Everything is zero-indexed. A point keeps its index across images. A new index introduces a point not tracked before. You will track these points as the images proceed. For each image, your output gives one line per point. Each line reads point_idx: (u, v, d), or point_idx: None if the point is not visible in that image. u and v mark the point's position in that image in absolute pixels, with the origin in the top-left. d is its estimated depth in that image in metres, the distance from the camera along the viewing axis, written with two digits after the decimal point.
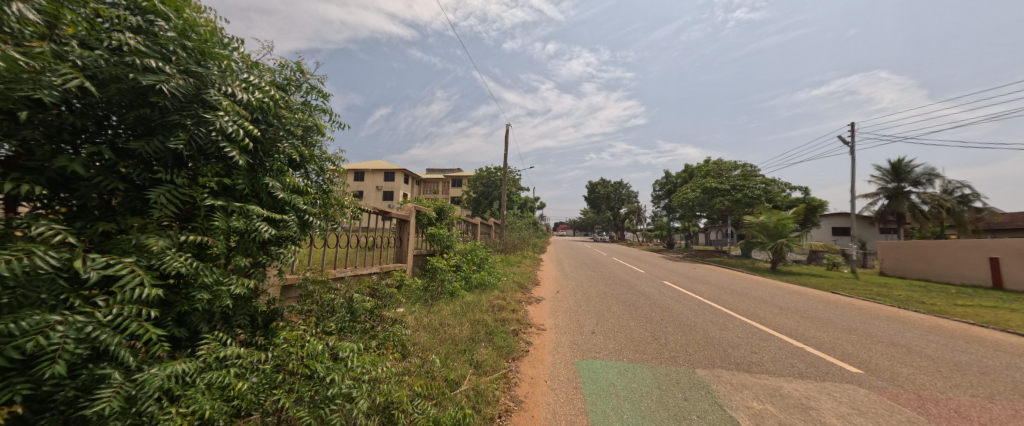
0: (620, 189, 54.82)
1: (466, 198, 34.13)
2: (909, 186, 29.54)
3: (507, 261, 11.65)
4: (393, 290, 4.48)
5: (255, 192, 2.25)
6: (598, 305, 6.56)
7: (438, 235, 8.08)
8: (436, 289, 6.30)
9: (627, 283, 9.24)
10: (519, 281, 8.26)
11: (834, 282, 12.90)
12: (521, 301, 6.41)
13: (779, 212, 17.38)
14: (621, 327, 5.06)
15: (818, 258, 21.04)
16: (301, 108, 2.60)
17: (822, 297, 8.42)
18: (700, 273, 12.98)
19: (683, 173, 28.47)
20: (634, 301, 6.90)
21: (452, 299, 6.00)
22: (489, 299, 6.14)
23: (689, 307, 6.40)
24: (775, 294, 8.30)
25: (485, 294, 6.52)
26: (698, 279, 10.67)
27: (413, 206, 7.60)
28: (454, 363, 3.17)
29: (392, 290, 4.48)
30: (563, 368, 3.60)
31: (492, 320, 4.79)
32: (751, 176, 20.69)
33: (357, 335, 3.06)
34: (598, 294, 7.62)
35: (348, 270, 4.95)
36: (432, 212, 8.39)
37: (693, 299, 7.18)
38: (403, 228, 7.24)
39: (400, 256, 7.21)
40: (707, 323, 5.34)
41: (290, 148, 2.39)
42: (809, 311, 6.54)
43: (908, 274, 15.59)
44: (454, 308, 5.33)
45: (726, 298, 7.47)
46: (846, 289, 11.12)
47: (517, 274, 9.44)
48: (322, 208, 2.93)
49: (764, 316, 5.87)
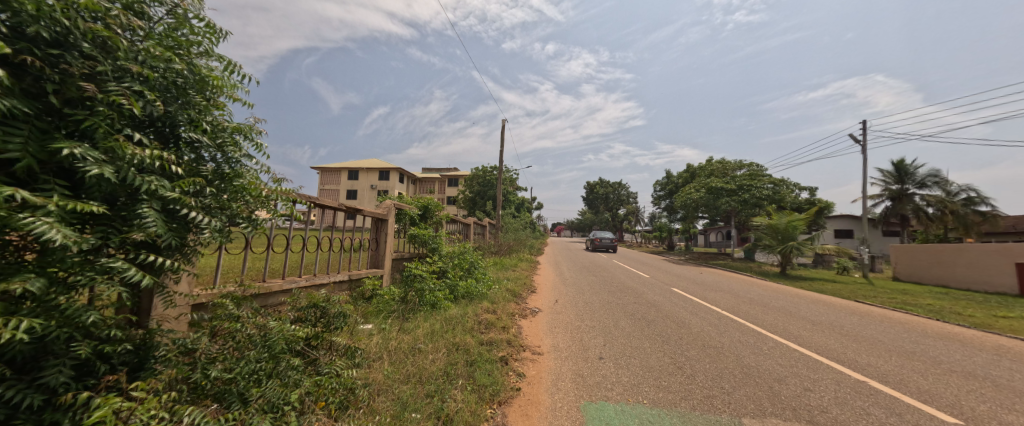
0: (619, 190, 53.95)
1: (462, 199, 33.13)
2: (914, 188, 28.89)
3: (500, 265, 10.74)
4: (350, 308, 3.56)
5: (56, 166, 1.35)
6: (603, 318, 5.67)
7: (421, 236, 7.15)
8: (415, 300, 5.39)
9: (632, 291, 8.35)
10: (512, 289, 7.35)
11: (851, 289, 12.08)
12: (513, 315, 5.51)
13: (788, 213, 16.57)
14: (635, 350, 4.16)
15: (824, 261, 20.30)
16: (168, 44, 1.69)
17: (849, 307, 7.60)
18: (709, 278, 12.18)
19: (685, 173, 27.73)
20: (644, 314, 6.02)
21: (431, 314, 5.09)
22: (477, 313, 5.25)
23: (710, 322, 5.52)
24: (799, 304, 7.44)
25: (471, 306, 5.62)
26: (708, 285, 9.89)
27: (392, 202, 6.68)
28: (412, 421, 2.26)
29: (348, 307, 3.57)
30: (564, 416, 2.69)
31: (476, 342, 3.89)
32: (758, 176, 19.86)
33: (274, 384, 2.13)
34: (602, 305, 6.75)
35: (301, 279, 4.06)
36: (415, 210, 7.48)
37: (711, 310, 6.32)
38: (380, 229, 6.35)
39: (376, 259, 6.30)
40: (736, 344, 4.45)
41: (129, 96, 1.46)
42: (846, 326, 5.66)
43: (925, 279, 14.83)
44: (432, 326, 4.41)
45: (747, 309, 6.61)
46: (866, 296, 10.32)
47: (511, 280, 8.53)
48: (222, 199, 2.02)
49: (800, 335, 5.00)
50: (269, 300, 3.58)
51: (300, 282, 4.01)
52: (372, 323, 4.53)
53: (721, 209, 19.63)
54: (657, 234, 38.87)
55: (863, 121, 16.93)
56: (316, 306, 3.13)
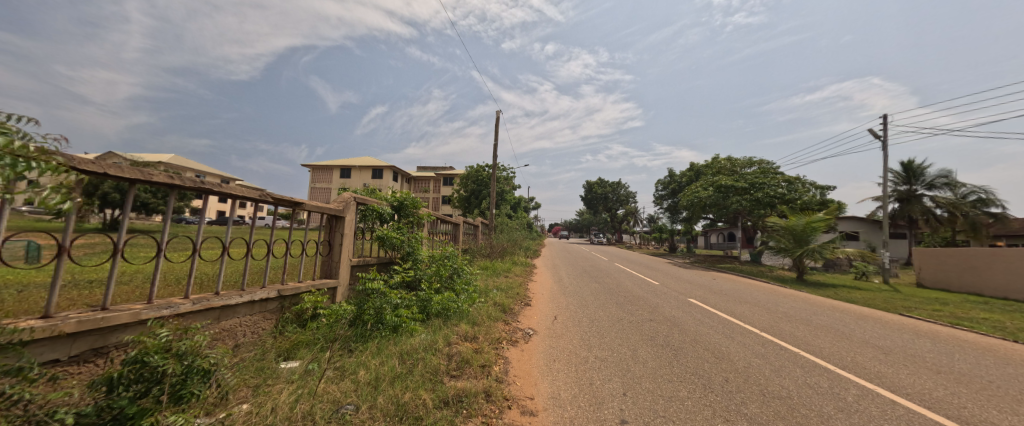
0: (618, 190, 52.60)
1: (456, 198, 31.70)
2: (922, 189, 27.80)
3: (491, 271, 9.42)
4: (220, 358, 2.28)
5: None
6: (617, 345, 4.43)
7: (390, 238, 5.80)
8: (367, 325, 4.10)
9: (645, 303, 7.06)
10: (501, 304, 6.03)
11: (884, 298, 10.82)
12: (499, 342, 4.22)
13: (806, 213, 15.31)
14: (671, 407, 2.88)
15: (837, 265, 19.22)
16: None
17: (903, 324, 6.35)
18: (724, 285, 10.98)
19: (689, 172, 26.57)
20: (668, 338, 4.78)
21: (386, 344, 3.79)
22: (449, 341, 3.93)
23: (758, 353, 4.26)
24: (845, 321, 6.23)
25: (444, 329, 4.34)
26: (727, 294, 8.71)
27: (352, 195, 5.36)
28: None
29: (221, 353, 2.30)
30: None
31: (435, 401, 2.58)
32: (771, 174, 18.58)
33: None
34: (611, 323, 5.52)
35: (185, 302, 2.81)
36: (386, 205, 6.13)
37: (751, 334, 5.06)
38: (335, 229, 5.04)
39: (329, 267, 4.98)
40: (808, 393, 3.19)
41: None
42: (928, 358, 4.43)
43: (952, 286, 13.73)
44: (380, 369, 3.10)
45: (791, 331, 5.37)
46: (907, 308, 9.08)
47: (502, 291, 7.20)
48: None
49: (884, 376, 3.75)
50: (110, 340, 2.36)
51: (183, 307, 2.78)
52: (297, 362, 3.28)
53: (731, 210, 18.41)
54: (658, 234, 37.73)
55: (883, 116, 15.77)
56: (137, 360, 1.86)
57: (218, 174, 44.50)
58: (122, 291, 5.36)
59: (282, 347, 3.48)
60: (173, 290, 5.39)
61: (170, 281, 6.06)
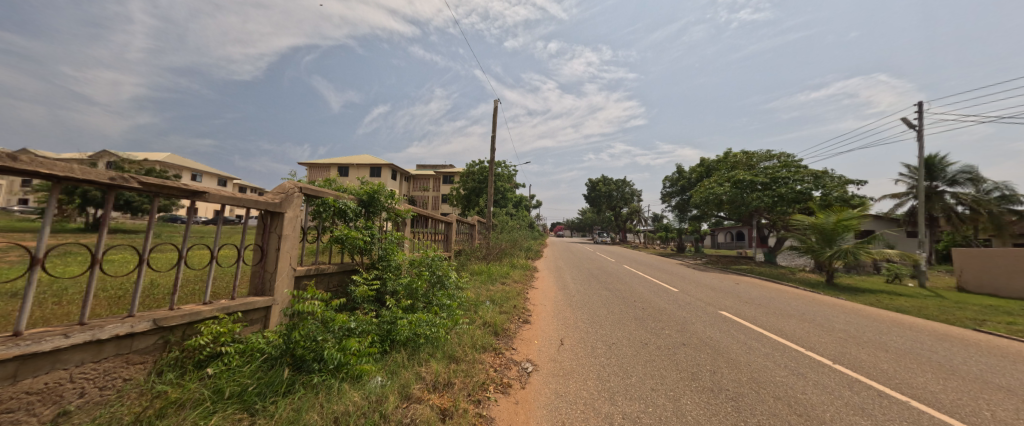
0: (622, 188, 51.14)
1: (455, 196, 30.41)
2: (943, 185, 26.28)
3: (485, 277, 8.12)
4: None
5: None
6: (650, 392, 3.13)
7: (349, 239, 4.45)
8: (289, 370, 2.83)
9: (671, 319, 5.78)
10: (492, 324, 4.77)
11: (937, 306, 9.45)
12: (481, 392, 2.95)
13: (836, 210, 13.91)
14: None
15: (861, 267, 17.82)
16: None
17: (1006, 349, 4.98)
18: (751, 291, 9.69)
19: (700, 168, 25.19)
20: (719, 377, 3.48)
21: (310, 402, 2.50)
22: (406, 396, 2.65)
23: (858, 407, 2.95)
24: (931, 345, 4.89)
25: (405, 371, 3.09)
26: (763, 305, 7.39)
27: (294, 183, 4.06)
28: None
29: None
30: None
31: None
32: (792, 168, 17.20)
33: None
34: (634, 350, 4.24)
35: None
36: (348, 199, 4.80)
37: (825, 369, 3.77)
38: (271, 229, 3.77)
39: (261, 280, 3.73)
40: None
41: None
42: None
43: (1002, 291, 12.30)
44: None
45: (872, 362, 4.08)
46: (973, 319, 7.72)
47: (496, 305, 5.92)
48: None
49: None
50: None
51: None
52: None
53: (749, 207, 17.07)
54: (663, 233, 36.36)
55: (917, 104, 14.47)
56: None
57: (214, 172, 43.50)
58: (5, 311, 4.11)
59: (140, 413, 2.24)
60: (67, 308, 4.10)
61: (84, 294, 4.88)
